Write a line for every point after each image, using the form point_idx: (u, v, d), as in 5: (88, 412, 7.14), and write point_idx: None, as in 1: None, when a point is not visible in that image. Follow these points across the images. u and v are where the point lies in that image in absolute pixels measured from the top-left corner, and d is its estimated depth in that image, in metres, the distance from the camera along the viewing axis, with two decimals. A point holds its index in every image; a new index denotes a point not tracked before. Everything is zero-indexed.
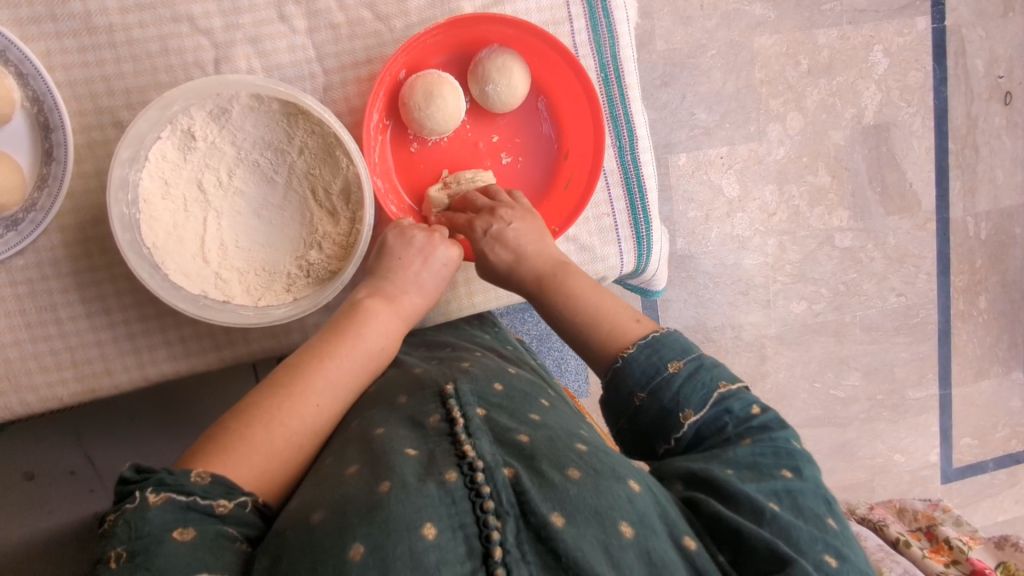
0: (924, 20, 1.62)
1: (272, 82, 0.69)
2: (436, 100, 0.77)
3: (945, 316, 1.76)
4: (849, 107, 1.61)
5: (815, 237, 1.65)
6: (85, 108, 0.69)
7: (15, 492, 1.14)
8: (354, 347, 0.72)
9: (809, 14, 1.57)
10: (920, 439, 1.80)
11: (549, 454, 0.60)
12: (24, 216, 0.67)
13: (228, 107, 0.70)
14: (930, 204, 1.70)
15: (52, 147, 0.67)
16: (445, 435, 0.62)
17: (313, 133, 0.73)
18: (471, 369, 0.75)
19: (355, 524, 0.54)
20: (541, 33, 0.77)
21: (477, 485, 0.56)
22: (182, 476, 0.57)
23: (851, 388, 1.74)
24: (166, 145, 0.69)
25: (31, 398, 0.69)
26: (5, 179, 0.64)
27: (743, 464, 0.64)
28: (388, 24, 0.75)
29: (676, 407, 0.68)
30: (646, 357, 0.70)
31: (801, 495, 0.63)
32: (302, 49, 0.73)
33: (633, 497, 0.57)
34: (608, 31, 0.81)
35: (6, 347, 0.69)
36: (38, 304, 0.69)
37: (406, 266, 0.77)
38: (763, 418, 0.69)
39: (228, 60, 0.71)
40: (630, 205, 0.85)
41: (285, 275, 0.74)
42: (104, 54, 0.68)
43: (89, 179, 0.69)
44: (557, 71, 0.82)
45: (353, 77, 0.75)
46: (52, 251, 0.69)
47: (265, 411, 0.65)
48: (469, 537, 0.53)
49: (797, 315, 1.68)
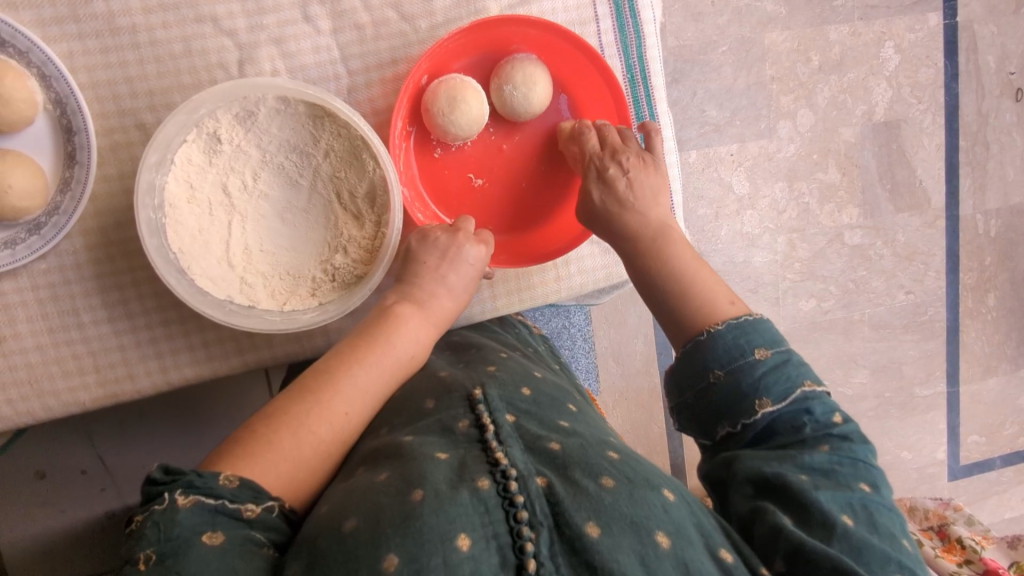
0: (935, 16, 1.61)
1: (300, 84, 0.69)
2: (460, 106, 0.76)
3: (953, 314, 1.75)
4: (860, 104, 1.61)
5: (825, 234, 1.65)
6: (107, 110, 0.68)
7: (27, 491, 1.16)
8: (386, 353, 0.72)
9: (820, 10, 1.56)
10: (928, 437, 1.80)
11: (581, 462, 0.60)
12: (46, 219, 0.66)
13: (255, 110, 0.70)
14: (940, 201, 1.69)
15: (75, 150, 0.66)
16: (474, 441, 0.62)
17: (339, 136, 0.72)
18: (498, 374, 0.74)
19: (389, 532, 0.53)
20: (564, 33, 0.76)
21: (511, 494, 0.56)
22: (212, 480, 0.57)
23: (860, 386, 1.73)
24: (191, 148, 0.68)
25: (53, 403, 0.69)
26: (26, 182, 0.64)
27: (817, 472, 0.65)
28: (413, 24, 0.74)
29: (755, 393, 0.68)
30: (733, 338, 0.70)
31: (875, 510, 0.64)
32: (327, 50, 0.72)
33: (666, 506, 0.59)
34: (635, 31, 0.80)
35: (28, 351, 0.68)
36: (60, 308, 0.68)
37: (436, 267, 0.76)
38: (842, 425, 0.68)
39: (252, 61, 0.71)
40: None
41: (310, 280, 0.73)
42: (126, 55, 0.67)
43: (111, 182, 0.69)
44: (583, 72, 0.81)
45: (379, 78, 0.75)
46: (74, 255, 0.68)
47: (293, 417, 0.65)
48: (502, 547, 0.53)
49: (806, 313, 1.68)
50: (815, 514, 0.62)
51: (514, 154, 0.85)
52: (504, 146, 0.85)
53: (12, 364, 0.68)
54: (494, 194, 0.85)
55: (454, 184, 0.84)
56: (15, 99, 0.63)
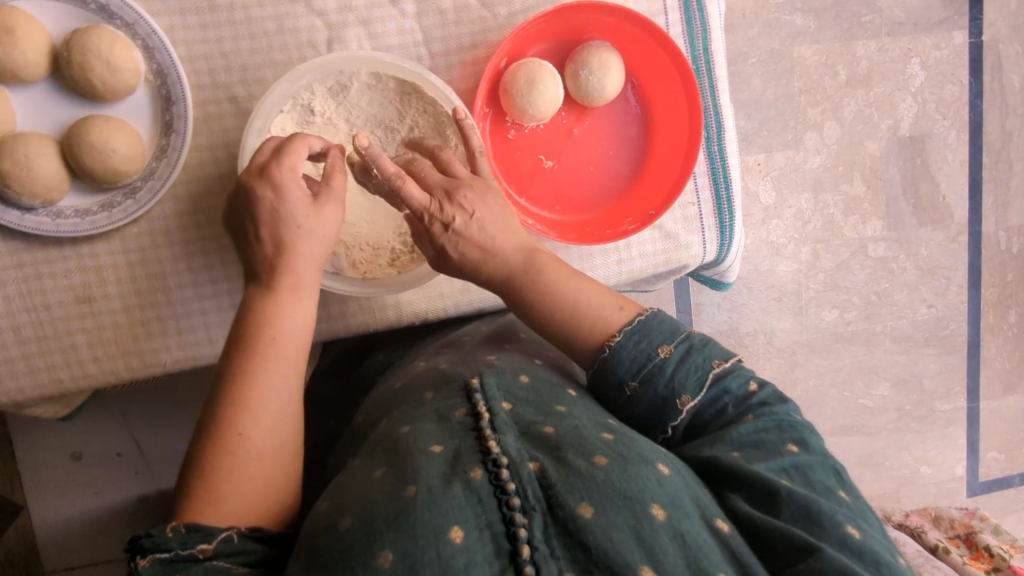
0: (961, 34, 1.64)
1: (395, 60, 0.71)
2: (539, 88, 0.76)
3: (975, 329, 1.76)
4: (885, 118, 1.63)
5: (849, 245, 1.66)
6: (203, 83, 0.70)
7: (62, 473, 1.19)
8: (277, 351, 0.66)
9: (849, 25, 1.58)
10: (947, 452, 1.80)
11: (574, 441, 0.60)
12: (142, 184, 0.68)
13: (348, 83, 0.73)
14: (963, 216, 1.71)
15: (172, 119, 0.68)
16: (469, 429, 0.62)
17: (425, 114, 0.74)
18: (499, 363, 0.75)
19: (381, 530, 0.54)
20: (641, 19, 0.76)
21: (503, 482, 0.56)
22: (160, 537, 0.57)
23: (881, 399, 1.74)
24: (287, 118, 0.71)
25: (137, 363, 0.71)
26: (124, 145, 0.65)
27: (749, 445, 0.64)
28: (492, 11, 0.76)
29: (672, 394, 0.66)
30: (635, 345, 0.67)
31: (809, 469, 0.63)
32: (411, 32, 0.74)
33: (661, 481, 0.58)
34: (701, 23, 0.81)
35: (115, 312, 0.70)
36: (148, 271, 0.70)
37: (302, 251, 0.67)
38: (759, 394, 0.68)
39: (341, 40, 0.72)
40: (715, 196, 0.82)
41: (389, 250, 0.77)
42: (223, 30, 0.69)
43: (202, 153, 0.71)
44: (654, 60, 0.81)
45: (458, 61, 0.76)
46: (162, 221, 0.70)
47: (218, 454, 0.62)
48: (497, 537, 0.54)
49: (828, 323, 1.69)
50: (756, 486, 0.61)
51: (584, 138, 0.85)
52: (574, 129, 0.84)
53: (97, 322, 0.70)
54: (563, 176, 0.83)
55: (522, 161, 0.83)
56: (120, 68, 0.64)
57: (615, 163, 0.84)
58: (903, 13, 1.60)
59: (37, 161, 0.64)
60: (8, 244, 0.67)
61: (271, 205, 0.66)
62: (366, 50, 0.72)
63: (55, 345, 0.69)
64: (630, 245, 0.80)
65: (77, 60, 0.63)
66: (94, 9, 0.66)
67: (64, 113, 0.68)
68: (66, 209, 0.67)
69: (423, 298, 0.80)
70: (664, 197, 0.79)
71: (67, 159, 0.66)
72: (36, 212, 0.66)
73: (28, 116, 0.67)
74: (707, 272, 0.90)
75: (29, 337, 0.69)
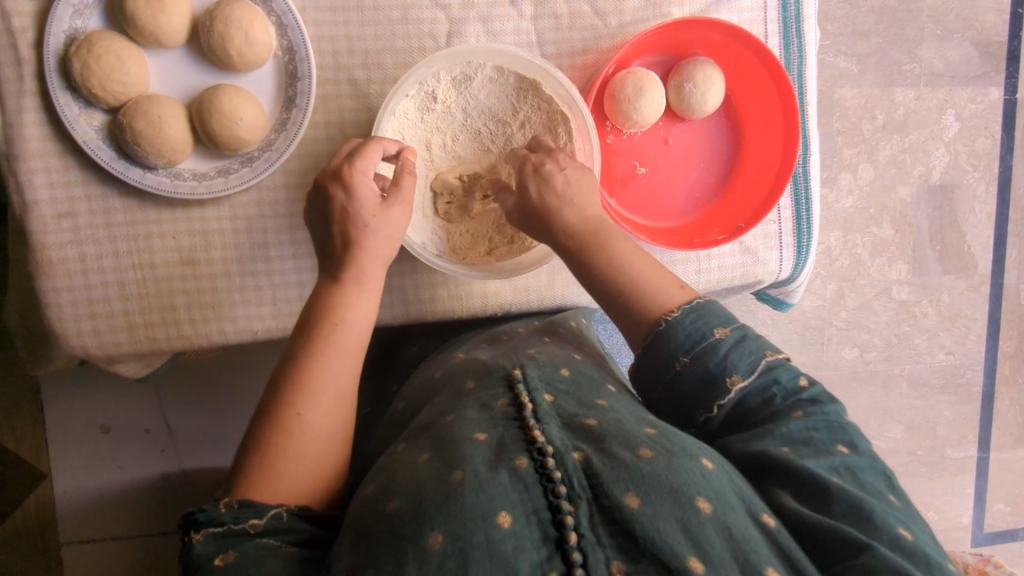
0: (998, 90, 1.29)
1: (531, 55, 0.56)
2: (647, 97, 0.58)
3: (989, 377, 1.36)
4: (916, 165, 1.27)
5: (873, 287, 1.30)
6: (324, 63, 0.55)
7: (85, 446, 0.97)
8: (348, 340, 0.51)
9: (889, 72, 1.24)
10: (955, 498, 1.39)
11: (619, 430, 0.45)
12: (259, 154, 0.54)
13: (473, 75, 0.57)
14: (985, 266, 1.33)
15: (296, 96, 0.54)
16: (512, 419, 0.46)
17: (539, 111, 0.58)
18: (539, 355, 0.57)
19: (430, 510, 0.40)
20: (757, 43, 0.58)
21: (548, 469, 0.42)
22: (213, 509, 0.43)
23: (894, 441, 1.34)
24: (407, 105, 0.56)
25: (229, 329, 0.57)
26: (244, 111, 0.52)
27: (796, 443, 0.47)
28: (603, 21, 0.59)
29: (721, 372, 0.48)
30: (691, 321, 0.50)
31: (860, 472, 0.46)
32: (526, 35, 0.58)
33: (707, 475, 0.43)
34: (795, 17, 0.62)
35: (215, 263, 0.57)
36: (252, 240, 0.57)
37: (370, 246, 0.52)
38: (811, 391, 0.50)
39: (497, 20, 0.57)
40: (794, 198, 0.65)
41: (486, 239, 0.60)
42: (351, 16, 0.55)
43: (306, 156, 0.57)
44: (758, 85, 0.62)
45: (568, 65, 0.60)
46: (273, 193, 0.56)
47: (274, 431, 0.48)
48: (544, 523, 0.40)
49: (847, 362, 1.31)
50: (802, 480, 0.45)
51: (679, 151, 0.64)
52: (668, 138, 0.64)
53: (202, 288, 0.57)
54: (654, 191, 0.64)
55: (613, 169, 0.62)
56: (259, 38, 0.52)
57: (700, 178, 0.65)
58: (942, 62, 1.26)
59: (171, 124, 0.51)
60: (124, 201, 0.54)
61: (340, 205, 0.52)
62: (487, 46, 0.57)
63: (156, 305, 0.56)
64: (707, 257, 0.63)
65: (216, 30, 0.50)
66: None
67: (196, 78, 0.54)
68: (184, 171, 0.54)
69: (511, 288, 0.63)
70: (752, 214, 0.62)
71: (199, 126, 0.53)
72: (156, 171, 0.53)
73: (155, 75, 0.53)
74: (769, 290, 0.72)
75: (133, 293, 0.55)
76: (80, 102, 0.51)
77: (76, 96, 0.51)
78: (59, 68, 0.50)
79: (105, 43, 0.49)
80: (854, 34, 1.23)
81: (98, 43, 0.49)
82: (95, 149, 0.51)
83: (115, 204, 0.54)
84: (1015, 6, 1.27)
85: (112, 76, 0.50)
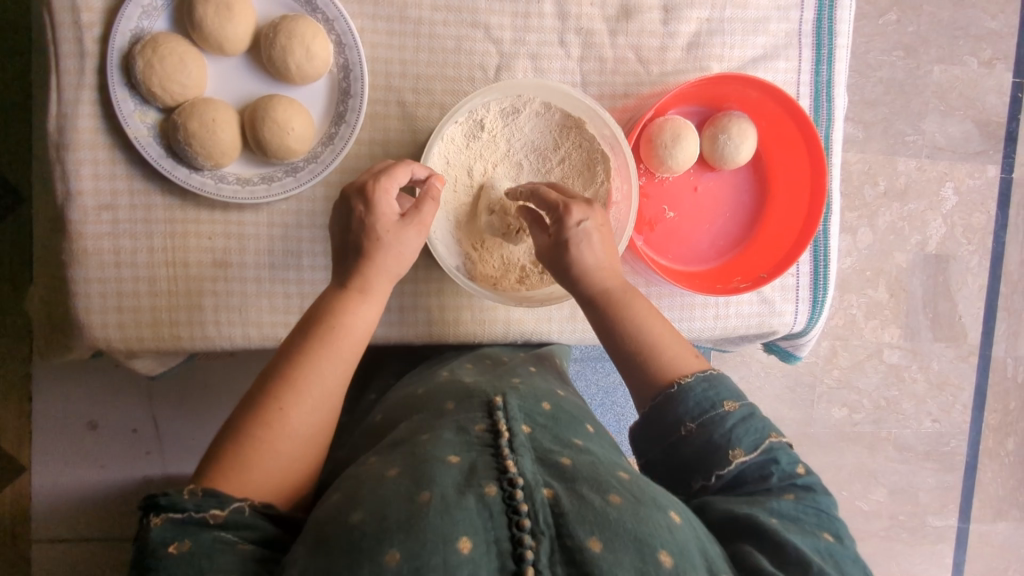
0: (995, 168, 1.31)
1: (576, 94, 0.58)
2: (683, 145, 0.60)
3: (972, 449, 1.35)
4: (915, 233, 1.29)
5: (866, 347, 1.30)
6: (375, 83, 0.57)
7: (72, 440, 0.93)
8: (343, 342, 0.51)
9: (894, 141, 1.26)
10: (934, 568, 1.35)
11: (591, 474, 0.44)
12: (304, 165, 0.55)
13: (520, 109, 0.59)
14: (975, 336, 1.34)
15: (346, 112, 0.55)
16: (487, 446, 0.46)
17: (580, 148, 0.60)
18: (522, 387, 0.55)
19: (392, 527, 0.39)
20: (793, 105, 0.61)
21: (515, 500, 0.41)
22: (176, 494, 0.41)
23: (876, 504, 1.32)
24: (456, 130, 0.57)
25: (254, 335, 0.57)
26: (295, 120, 0.53)
27: (786, 519, 0.46)
28: (647, 69, 0.62)
29: (725, 444, 0.49)
30: (703, 391, 0.51)
31: (842, 562, 0.45)
32: (573, 75, 0.60)
33: (674, 529, 0.42)
34: (826, 79, 0.65)
35: (246, 266, 0.57)
36: (285, 248, 0.57)
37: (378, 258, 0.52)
38: (806, 480, 0.50)
39: (545, 58, 0.60)
40: (813, 256, 0.67)
41: (518, 267, 0.61)
42: (406, 42, 0.57)
43: (347, 170, 0.58)
44: (788, 143, 0.65)
45: (609, 108, 0.62)
46: (312, 204, 0.57)
47: (249, 422, 0.47)
48: (503, 554, 0.39)
49: (835, 421, 1.30)
50: (783, 552, 0.44)
51: (707, 201, 0.66)
52: (697, 186, 0.66)
53: (230, 291, 0.57)
54: (680, 234, 0.66)
55: (642, 211, 0.64)
56: (319, 54, 0.53)
57: (725, 228, 0.66)
58: (945, 136, 1.29)
59: (223, 127, 0.52)
60: (165, 199, 0.55)
61: (358, 217, 0.52)
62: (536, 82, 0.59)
63: (183, 303, 0.56)
64: (726, 303, 0.65)
65: (279, 42, 0.52)
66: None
67: (252, 87, 0.55)
68: (229, 174, 0.55)
69: (534, 317, 0.64)
70: (774, 265, 0.64)
71: (250, 132, 0.54)
72: (201, 172, 0.54)
73: (213, 81, 0.55)
74: (780, 341, 0.73)
75: (162, 290, 0.55)
76: (137, 98, 0.52)
77: (133, 92, 0.52)
78: (121, 65, 0.51)
79: (169, 45, 0.51)
80: (863, 102, 1.25)
81: (163, 44, 0.51)
82: (145, 145, 0.52)
83: (156, 201, 0.55)
84: (1015, 90, 1.30)
85: (172, 77, 0.51)
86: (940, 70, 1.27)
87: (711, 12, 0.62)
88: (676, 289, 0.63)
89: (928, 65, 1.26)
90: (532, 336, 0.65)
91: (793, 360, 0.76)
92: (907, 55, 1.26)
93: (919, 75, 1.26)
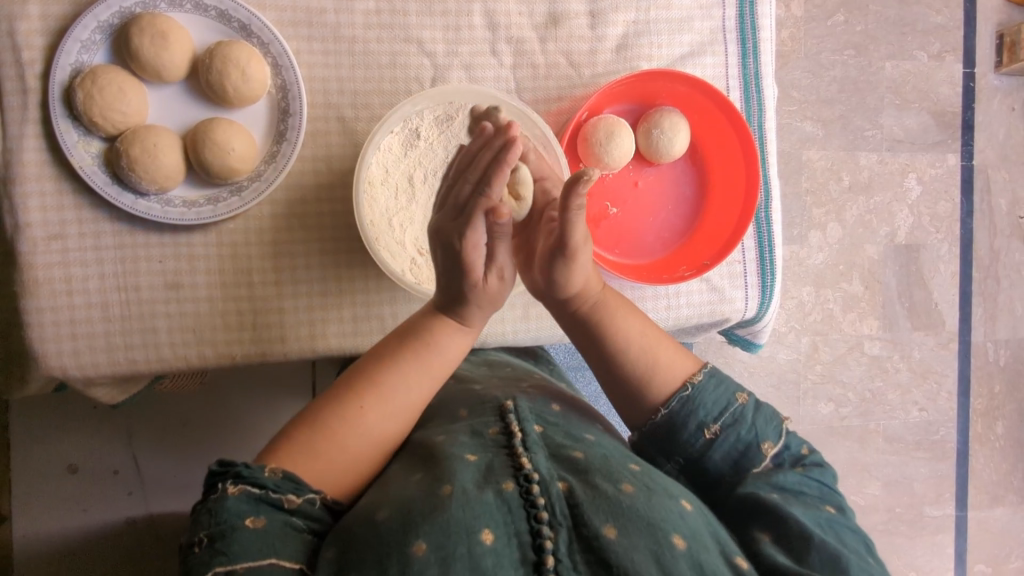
0: (955, 157, 1.33)
1: (504, 94, 0.61)
2: (617, 141, 0.63)
3: (962, 435, 1.35)
4: (883, 226, 1.30)
5: (846, 341, 1.29)
6: (314, 101, 0.59)
7: (48, 487, 0.92)
8: (427, 362, 0.53)
9: (853, 137, 1.28)
10: (936, 559, 1.33)
11: (603, 465, 0.48)
12: (248, 184, 0.57)
13: (454, 115, 0.61)
14: (953, 322, 1.35)
15: (287, 129, 0.57)
16: (502, 446, 0.49)
17: None
18: (533, 390, 0.59)
19: (417, 520, 0.43)
20: (718, 96, 0.64)
21: (532, 494, 0.45)
22: (257, 469, 0.45)
23: (873, 498, 1.31)
24: (392, 140, 0.59)
25: (209, 354, 0.58)
26: (234, 137, 0.55)
27: (791, 492, 0.50)
28: (578, 71, 0.64)
29: (753, 442, 0.53)
30: (715, 388, 0.55)
31: (842, 531, 0.49)
32: (505, 82, 0.63)
33: (685, 515, 0.46)
34: (755, 71, 0.68)
35: (198, 288, 0.58)
36: (236, 266, 0.58)
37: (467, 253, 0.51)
38: (812, 457, 0.54)
39: (478, 67, 0.62)
40: (758, 242, 0.69)
41: None
42: (341, 61, 0.59)
43: (292, 187, 0.59)
44: (720, 135, 0.67)
45: (544, 112, 0.64)
46: (259, 222, 0.58)
47: (324, 422, 0.50)
48: (523, 545, 0.43)
49: (823, 418, 1.29)
50: (787, 526, 0.47)
51: (648, 195, 0.69)
52: (638, 180, 0.68)
53: (183, 311, 0.58)
54: (626, 229, 0.67)
55: (587, 209, 0.67)
56: (254, 76, 0.55)
57: (667, 221, 0.68)
58: (903, 129, 1.31)
59: (165, 152, 0.54)
60: (115, 226, 0.56)
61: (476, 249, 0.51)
62: (468, 86, 0.61)
63: (137, 327, 0.57)
64: (676, 294, 0.66)
65: (215, 67, 0.54)
66: (213, 16, 0.56)
67: (193, 111, 0.57)
68: (175, 198, 0.56)
69: (487, 320, 0.65)
70: (717, 251, 0.66)
71: (192, 155, 0.55)
72: (147, 197, 0.55)
73: (154, 108, 0.57)
74: (738, 329, 0.74)
75: (115, 315, 0.56)
76: (80, 130, 0.54)
77: (77, 124, 0.54)
78: (63, 98, 0.53)
79: (109, 76, 0.53)
80: (820, 102, 1.27)
81: (102, 75, 0.53)
82: (91, 174, 0.54)
83: (105, 228, 0.56)
84: (966, 81, 1.33)
85: (113, 106, 0.53)
86: (891, 66, 1.29)
87: (636, 15, 0.64)
88: (624, 283, 0.65)
89: (880, 62, 1.29)
90: (490, 341, 0.66)
91: (755, 348, 0.77)
92: (858, 53, 1.28)
93: (872, 72, 1.29)
